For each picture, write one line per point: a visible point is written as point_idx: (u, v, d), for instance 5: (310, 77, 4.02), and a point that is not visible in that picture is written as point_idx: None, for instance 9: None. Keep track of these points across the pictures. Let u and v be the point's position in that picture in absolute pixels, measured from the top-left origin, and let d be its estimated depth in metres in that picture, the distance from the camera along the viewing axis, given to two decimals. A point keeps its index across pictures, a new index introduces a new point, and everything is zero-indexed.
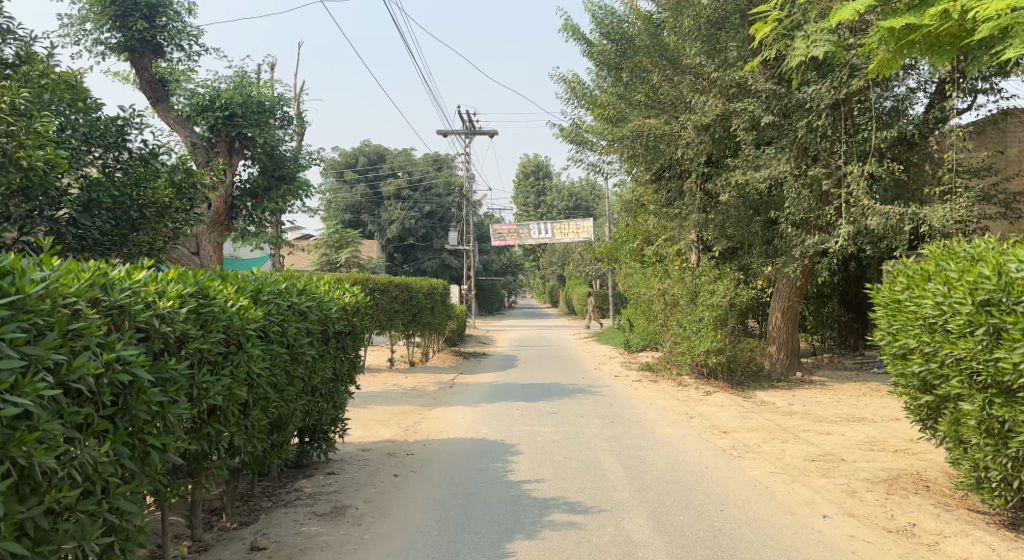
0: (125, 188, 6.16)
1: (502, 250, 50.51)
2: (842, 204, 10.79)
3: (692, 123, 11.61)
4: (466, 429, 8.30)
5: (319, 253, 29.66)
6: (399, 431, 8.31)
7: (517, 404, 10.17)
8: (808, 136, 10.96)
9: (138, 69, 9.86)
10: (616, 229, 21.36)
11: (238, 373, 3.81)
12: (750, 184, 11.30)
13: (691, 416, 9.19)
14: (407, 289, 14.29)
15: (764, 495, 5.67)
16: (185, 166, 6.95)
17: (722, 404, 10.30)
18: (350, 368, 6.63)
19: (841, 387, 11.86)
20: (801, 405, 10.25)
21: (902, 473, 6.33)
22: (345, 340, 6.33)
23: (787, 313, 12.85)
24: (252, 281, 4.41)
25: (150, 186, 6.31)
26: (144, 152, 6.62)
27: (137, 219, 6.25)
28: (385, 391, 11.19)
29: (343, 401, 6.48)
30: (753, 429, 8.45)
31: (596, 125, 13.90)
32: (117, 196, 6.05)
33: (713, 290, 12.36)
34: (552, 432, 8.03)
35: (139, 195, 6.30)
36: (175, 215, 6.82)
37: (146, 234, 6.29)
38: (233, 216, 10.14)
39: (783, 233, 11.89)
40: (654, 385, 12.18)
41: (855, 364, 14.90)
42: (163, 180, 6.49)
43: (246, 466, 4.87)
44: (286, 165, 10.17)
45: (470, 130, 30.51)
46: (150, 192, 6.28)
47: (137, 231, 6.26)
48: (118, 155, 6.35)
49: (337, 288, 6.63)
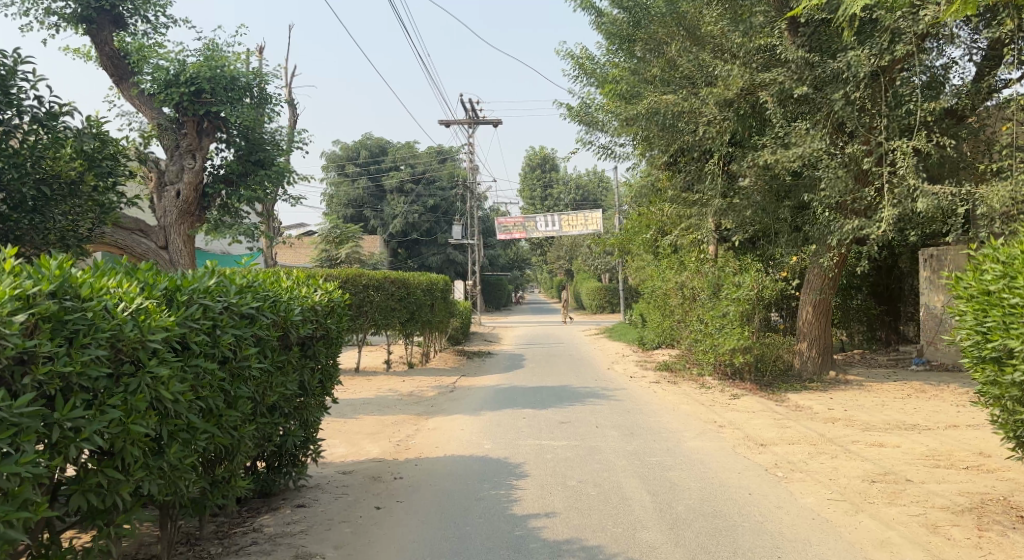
0: (19, 159, 5.53)
1: (509, 243, 49.45)
2: (883, 185, 9.69)
3: (714, 99, 10.52)
4: (465, 444, 7.26)
5: (319, 248, 28.74)
6: (389, 446, 7.29)
7: (523, 411, 9.15)
8: (846, 110, 9.84)
9: (97, 43, 8.78)
10: (628, 219, 20.30)
11: (137, 402, 2.81)
12: (779, 164, 10.19)
13: (721, 425, 8.13)
14: (405, 285, 13.27)
15: (827, 534, 4.60)
16: (95, 133, 6.25)
17: (753, 409, 9.23)
18: (325, 380, 5.62)
19: (881, 388, 10.77)
20: (842, 409, 9.18)
21: (987, 500, 5.26)
22: (316, 345, 5.31)
23: (819, 307, 11.74)
24: (170, 276, 3.39)
25: (49, 156, 5.70)
26: (44, 113, 5.90)
27: (35, 197, 5.63)
28: (378, 397, 10.18)
29: (317, 418, 5.49)
30: (795, 441, 7.38)
31: (607, 103, 12.85)
32: (8, 168, 5.43)
33: (737, 282, 11.26)
34: (563, 446, 7.00)
35: (37, 167, 5.67)
36: (95, 194, 6.12)
37: (46, 212, 5.68)
38: (206, 204, 9.18)
39: (816, 218, 10.78)
40: (674, 386, 11.13)
41: (891, 360, 13.77)
42: (70, 150, 5.87)
43: (182, 512, 3.86)
44: (267, 149, 9.20)
45: (474, 120, 29.40)
46: (48, 163, 5.67)
47: (36, 210, 5.64)
48: (9, 117, 5.61)
49: (305, 284, 5.60)
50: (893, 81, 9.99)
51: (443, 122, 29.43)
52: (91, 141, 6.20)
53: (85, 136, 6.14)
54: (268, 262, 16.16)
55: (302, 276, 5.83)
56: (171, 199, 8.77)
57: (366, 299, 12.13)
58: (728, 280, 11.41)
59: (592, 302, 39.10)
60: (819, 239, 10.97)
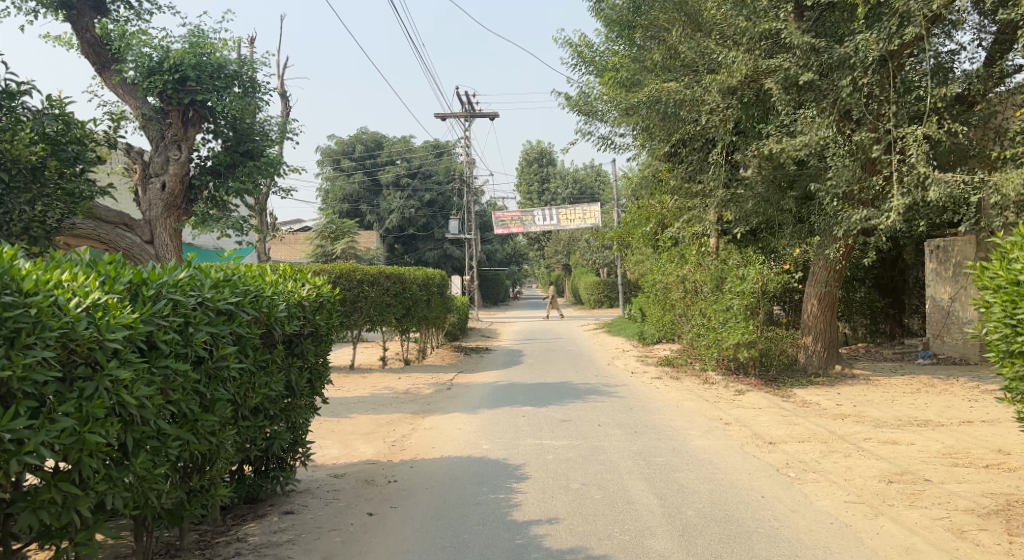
0: None
1: (506, 238, 49.11)
2: (892, 173, 9.42)
3: (717, 86, 10.24)
4: (463, 444, 6.97)
5: (314, 244, 28.41)
6: (383, 447, 7.00)
7: (523, 409, 8.87)
8: (853, 97, 9.56)
9: (77, 30, 8.44)
10: (627, 212, 20.02)
11: (95, 407, 2.53)
12: (785, 153, 9.91)
13: (728, 423, 7.86)
14: (401, 280, 12.96)
15: (847, 540, 4.33)
16: (55, 114, 6.18)
17: (759, 405, 8.96)
18: (314, 380, 5.32)
19: (889, 382, 10.50)
20: (850, 405, 8.90)
21: (1013, 501, 4.98)
22: (303, 343, 5.01)
23: (824, 299, 11.48)
24: (137, 269, 3.09)
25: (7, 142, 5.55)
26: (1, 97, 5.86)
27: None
28: (373, 396, 9.89)
29: (306, 420, 5.20)
30: (805, 439, 7.11)
31: (607, 92, 12.55)
32: None
33: (741, 275, 10.97)
34: (565, 446, 6.71)
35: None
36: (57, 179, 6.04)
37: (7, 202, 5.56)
38: (193, 197, 8.86)
39: (823, 208, 10.51)
40: (677, 383, 10.85)
41: (897, 354, 13.51)
42: (29, 135, 5.76)
43: (157, 524, 3.57)
44: (255, 139, 8.89)
45: (471, 113, 29.07)
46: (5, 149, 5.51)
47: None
48: None
49: (293, 279, 5.31)
50: (901, 67, 9.71)
51: (441, 116, 29.10)
52: (53, 123, 6.19)
53: (46, 117, 6.12)
54: (261, 257, 15.85)
55: (290, 270, 5.53)
56: (157, 192, 8.48)
57: (361, 294, 11.95)
58: (732, 272, 11.12)
59: (591, 296, 38.81)
60: (825, 229, 10.69)
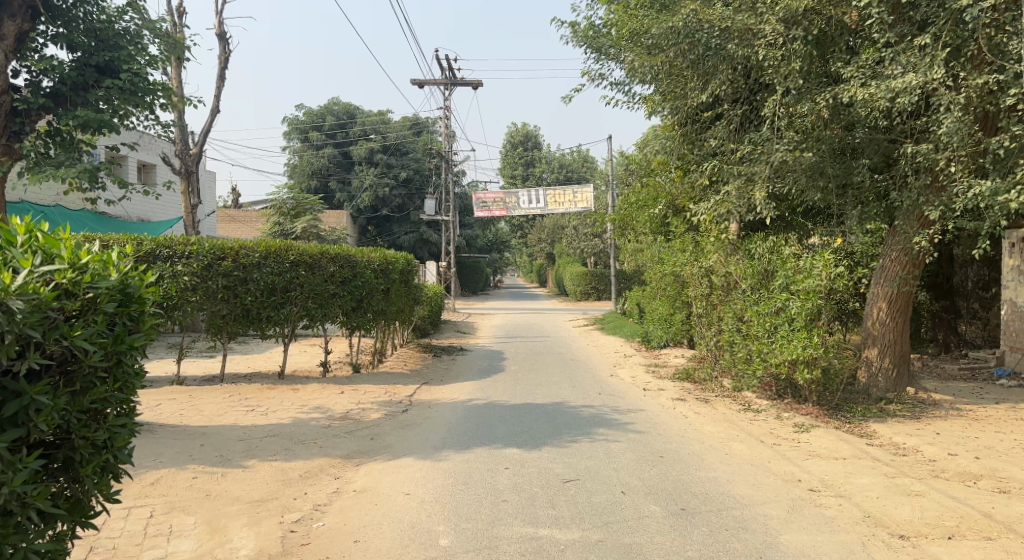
0: None
1: (487, 222, 46.07)
2: (1021, 132, 6.76)
3: (779, 11, 7.61)
4: (406, 535, 4.20)
5: (270, 221, 25.41)
6: (273, 539, 4.21)
7: (505, 454, 6.10)
8: (975, 22, 6.85)
9: None
10: (629, 191, 17.33)
11: None
12: (871, 102, 7.27)
13: (817, 491, 5.19)
14: (349, 264, 10.09)
15: None
16: None
17: (842, 455, 6.26)
18: (80, 460, 2.58)
19: (992, 416, 7.88)
20: (971, 455, 6.27)
21: None
22: (30, 394, 2.32)
23: (897, 300, 8.80)
24: None
25: None
26: None
27: None
28: (295, 423, 7.06)
29: (53, 549, 2.43)
30: (957, 532, 4.41)
31: (625, 25, 9.81)
32: None
33: (801, 267, 8.19)
34: (575, 548, 3.98)
35: None
36: None
37: None
38: (17, 128, 5.94)
39: (914, 182, 7.81)
40: (707, 409, 8.19)
41: (964, 371, 10.94)
42: None
43: None
44: (121, 47, 6.19)
45: (452, 81, 26.10)
46: None
47: None
48: None
49: (25, 252, 2.53)
50: None
51: (418, 83, 25.99)
52: None
53: None
54: (183, 227, 12.84)
55: (35, 229, 2.72)
56: None
57: (295, 280, 9.27)
58: (787, 264, 8.36)
59: (577, 289, 36.02)
60: (911, 209, 8.02)
